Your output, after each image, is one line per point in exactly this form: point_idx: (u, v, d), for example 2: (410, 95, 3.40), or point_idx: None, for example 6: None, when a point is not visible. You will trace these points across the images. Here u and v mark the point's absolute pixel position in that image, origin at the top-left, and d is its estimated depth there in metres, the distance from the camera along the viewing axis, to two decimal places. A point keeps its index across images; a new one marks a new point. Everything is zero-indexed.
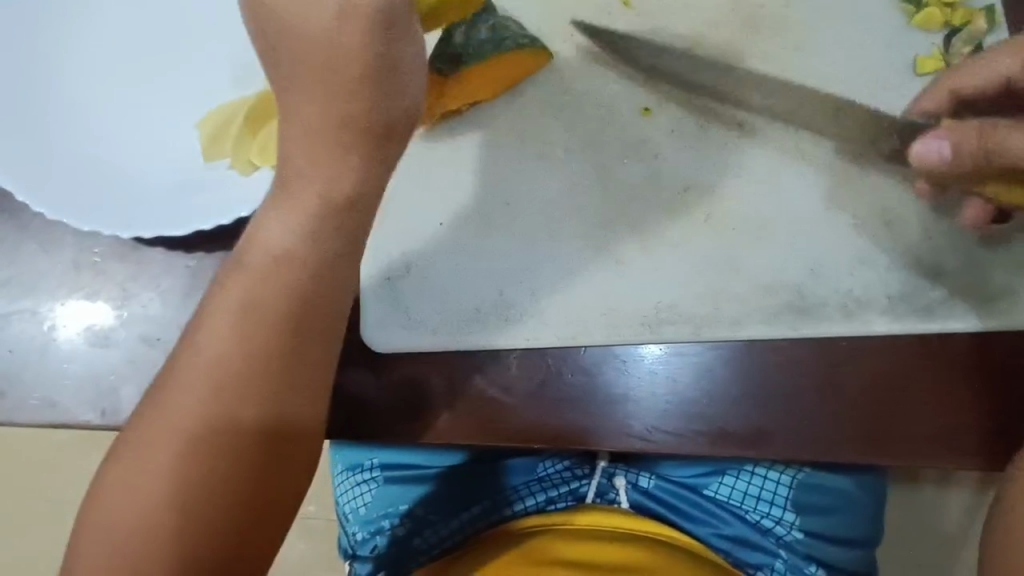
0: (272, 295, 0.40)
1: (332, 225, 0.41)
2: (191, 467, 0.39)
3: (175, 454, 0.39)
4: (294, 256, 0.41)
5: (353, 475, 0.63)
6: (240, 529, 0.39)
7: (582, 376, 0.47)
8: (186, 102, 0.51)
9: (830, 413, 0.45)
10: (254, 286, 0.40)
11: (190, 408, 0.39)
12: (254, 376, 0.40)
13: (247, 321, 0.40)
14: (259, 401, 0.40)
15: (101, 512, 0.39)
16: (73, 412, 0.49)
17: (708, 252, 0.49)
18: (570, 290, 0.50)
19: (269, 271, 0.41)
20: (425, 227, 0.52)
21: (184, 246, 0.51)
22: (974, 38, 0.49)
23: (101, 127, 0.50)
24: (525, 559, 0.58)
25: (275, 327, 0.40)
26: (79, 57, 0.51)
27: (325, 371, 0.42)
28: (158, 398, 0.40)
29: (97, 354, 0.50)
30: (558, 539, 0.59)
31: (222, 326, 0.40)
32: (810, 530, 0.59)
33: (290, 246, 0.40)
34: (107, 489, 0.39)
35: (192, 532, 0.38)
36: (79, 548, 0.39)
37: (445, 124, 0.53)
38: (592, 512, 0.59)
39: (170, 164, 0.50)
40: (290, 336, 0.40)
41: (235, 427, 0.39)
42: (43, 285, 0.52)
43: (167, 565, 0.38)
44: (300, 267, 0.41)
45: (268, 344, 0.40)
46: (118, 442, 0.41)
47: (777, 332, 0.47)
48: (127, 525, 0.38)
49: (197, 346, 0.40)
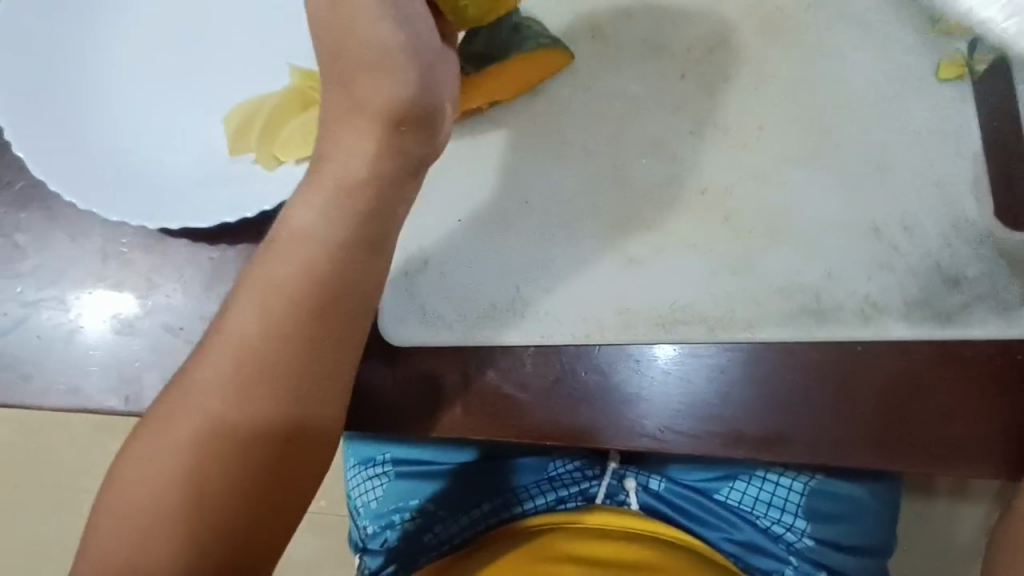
0: (295, 285, 0.41)
1: (356, 219, 0.42)
2: (208, 454, 0.40)
3: (194, 441, 0.40)
4: (314, 247, 0.42)
5: (365, 469, 0.64)
6: (258, 516, 0.41)
7: (596, 375, 0.48)
8: (213, 97, 0.52)
9: (843, 417, 0.45)
10: (277, 277, 0.41)
11: (212, 395, 0.40)
12: (273, 366, 0.40)
13: (270, 310, 0.41)
14: (279, 390, 0.41)
15: (124, 493, 0.40)
16: (97, 398, 0.50)
17: (725, 254, 0.49)
18: (584, 288, 0.50)
19: (288, 261, 0.42)
20: (442, 225, 0.52)
21: (206, 238, 0.52)
22: (999, 44, 0.48)
23: (130, 121, 0.52)
24: (534, 554, 0.59)
25: (296, 318, 0.41)
26: (114, 51, 0.53)
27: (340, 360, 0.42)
28: (181, 384, 0.41)
29: (120, 342, 0.51)
30: (570, 535, 0.59)
31: (249, 316, 0.41)
32: (821, 538, 0.59)
33: (313, 233, 0.42)
34: (129, 470, 0.40)
35: (209, 515, 0.39)
36: (100, 527, 0.40)
37: (468, 122, 0.54)
38: (602, 512, 0.60)
39: (196, 158, 0.51)
40: (316, 329, 0.41)
41: (254, 415, 0.40)
42: (71, 274, 0.53)
43: (182, 545, 0.39)
44: (318, 258, 0.41)
45: (290, 334, 0.41)
46: (139, 427, 0.42)
47: (792, 335, 0.47)
48: (149, 506, 0.39)
49: (222, 335, 0.41)
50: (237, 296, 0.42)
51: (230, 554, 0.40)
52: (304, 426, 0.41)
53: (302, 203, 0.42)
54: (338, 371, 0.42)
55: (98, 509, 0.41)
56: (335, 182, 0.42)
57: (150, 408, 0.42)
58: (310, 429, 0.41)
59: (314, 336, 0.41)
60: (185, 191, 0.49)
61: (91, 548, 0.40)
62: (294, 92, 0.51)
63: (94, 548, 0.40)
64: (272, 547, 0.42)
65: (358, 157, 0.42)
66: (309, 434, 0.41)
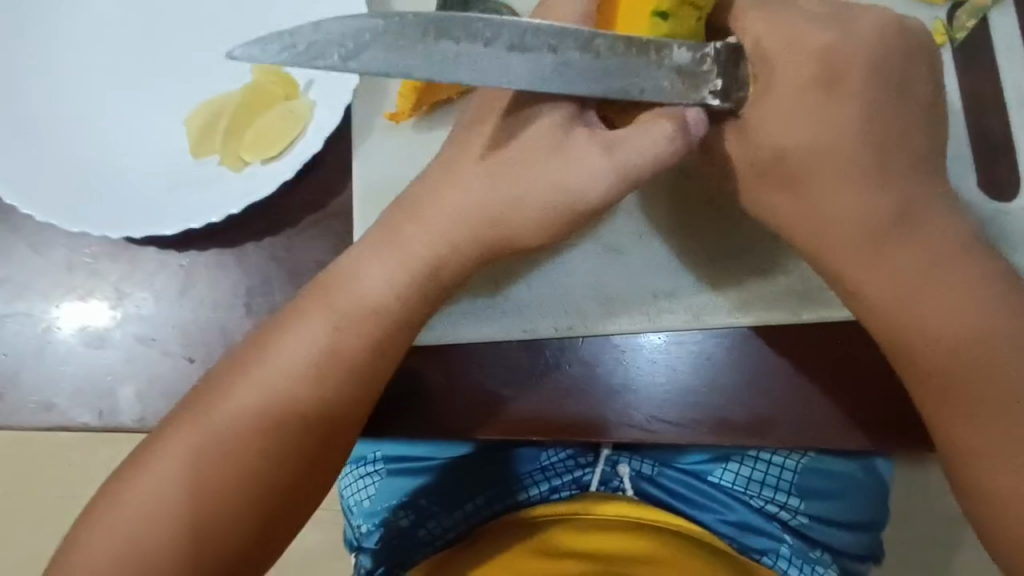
0: (343, 330, 0.42)
1: (419, 286, 0.42)
2: (209, 472, 0.40)
3: (184, 461, 0.40)
4: (372, 299, 0.42)
5: (356, 467, 0.64)
6: (258, 540, 0.41)
7: (582, 367, 0.48)
8: (171, 97, 0.50)
9: (824, 401, 0.46)
10: (315, 323, 0.42)
11: (227, 420, 0.41)
12: (298, 395, 0.41)
13: (322, 369, 0.42)
14: (288, 419, 0.41)
15: (117, 511, 0.40)
16: (72, 413, 0.49)
17: (708, 238, 0.48)
18: (565, 280, 0.49)
19: (347, 308, 0.42)
20: (482, 302, 0.49)
21: (174, 245, 0.50)
22: (977, 11, 0.48)
23: (86, 126, 0.49)
24: (539, 550, 0.58)
25: (323, 355, 0.42)
26: (63, 53, 0.50)
27: (336, 379, 0.42)
28: (191, 408, 0.42)
29: (92, 355, 0.50)
30: (573, 529, 0.58)
31: (288, 366, 0.42)
32: (814, 514, 0.60)
33: (375, 289, 0.42)
34: (130, 489, 0.41)
35: (214, 529, 0.40)
36: (88, 542, 0.40)
37: (440, 110, 0.48)
38: (612, 504, 0.58)
39: (159, 163, 0.49)
40: (349, 377, 0.42)
41: (258, 429, 0.41)
42: (36, 286, 0.51)
43: (184, 554, 0.40)
44: (370, 309, 0.42)
45: (331, 372, 0.42)
46: (145, 446, 0.42)
47: (777, 317, 0.47)
48: (144, 524, 0.40)
49: (246, 365, 0.42)
50: (275, 342, 0.42)
51: (233, 561, 0.41)
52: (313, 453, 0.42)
53: (371, 256, 0.42)
54: (347, 402, 0.42)
55: (86, 527, 0.41)
56: (396, 235, 0.43)
57: (158, 428, 0.43)
58: (315, 454, 0.42)
59: (334, 371, 0.42)
60: (150, 199, 0.48)
61: (77, 565, 0.40)
62: (257, 87, 0.49)
63: (81, 567, 0.40)
64: (276, 553, 0.43)
65: (424, 212, 0.42)
66: (317, 459, 0.42)
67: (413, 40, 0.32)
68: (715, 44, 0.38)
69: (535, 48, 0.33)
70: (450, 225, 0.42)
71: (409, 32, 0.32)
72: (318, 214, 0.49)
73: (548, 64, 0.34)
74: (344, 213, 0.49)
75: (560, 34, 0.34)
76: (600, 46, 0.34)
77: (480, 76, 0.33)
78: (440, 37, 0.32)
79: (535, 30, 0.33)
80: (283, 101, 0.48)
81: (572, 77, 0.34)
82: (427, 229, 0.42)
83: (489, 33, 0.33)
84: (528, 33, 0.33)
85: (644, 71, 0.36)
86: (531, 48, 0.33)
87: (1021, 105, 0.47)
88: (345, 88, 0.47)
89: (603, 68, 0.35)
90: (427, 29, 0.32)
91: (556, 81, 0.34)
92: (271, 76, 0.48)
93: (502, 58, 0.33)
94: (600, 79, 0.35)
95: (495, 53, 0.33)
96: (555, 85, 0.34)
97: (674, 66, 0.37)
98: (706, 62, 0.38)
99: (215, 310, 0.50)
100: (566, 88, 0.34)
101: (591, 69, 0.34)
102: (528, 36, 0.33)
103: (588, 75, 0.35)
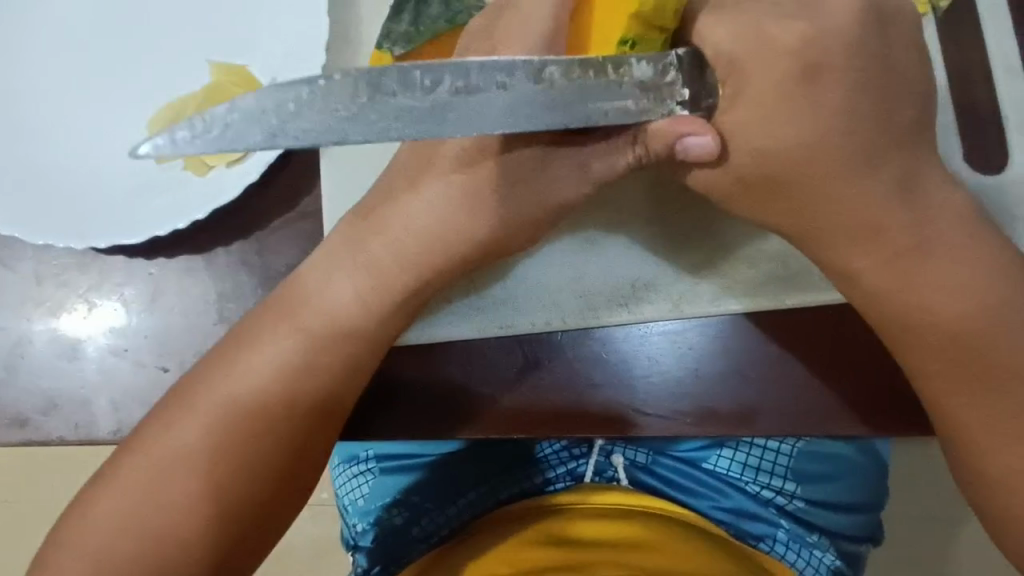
0: (315, 335, 0.41)
1: (385, 288, 0.42)
2: (184, 482, 0.40)
3: (157, 472, 0.40)
4: (340, 305, 0.42)
5: (351, 466, 0.65)
6: (238, 548, 0.41)
7: (562, 362, 0.47)
8: (130, 102, 0.48)
9: (814, 386, 0.45)
10: (284, 333, 0.42)
11: (200, 431, 0.40)
12: (268, 402, 0.41)
13: (291, 374, 0.41)
14: (259, 428, 0.41)
15: (91, 525, 0.40)
16: (45, 430, 0.48)
17: (686, 225, 0.46)
18: (542, 275, 0.47)
19: (319, 314, 0.42)
20: (457, 300, 0.48)
21: (142, 252, 0.50)
22: None
23: (44, 136, 0.48)
24: (543, 538, 0.55)
25: (292, 362, 0.41)
26: (16, 61, 0.49)
27: (308, 383, 0.41)
28: (162, 419, 0.41)
29: (66, 368, 0.50)
30: (576, 517, 0.56)
31: (261, 375, 0.41)
32: (811, 499, 0.60)
33: (342, 291, 0.42)
34: (102, 503, 0.40)
35: (192, 540, 0.40)
36: (63, 557, 0.40)
37: None
38: (614, 493, 0.57)
39: (121, 170, 0.48)
40: (322, 384, 0.41)
41: (230, 438, 0.40)
42: (8, 301, 0.51)
43: (161, 567, 0.39)
44: (339, 316, 0.42)
45: (302, 377, 0.41)
46: (117, 458, 0.42)
47: (760, 304, 0.46)
48: (116, 539, 0.39)
49: (215, 376, 0.41)
50: (244, 354, 0.42)
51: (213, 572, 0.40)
52: (289, 462, 0.41)
53: (339, 262, 0.42)
54: (321, 408, 0.41)
55: (62, 542, 0.41)
56: (364, 239, 0.42)
57: (131, 439, 0.42)
58: (291, 459, 0.41)
59: (309, 377, 0.41)
60: (112, 207, 0.47)
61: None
62: (217, 91, 0.47)
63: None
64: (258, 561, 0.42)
65: (393, 213, 0.42)
66: (294, 468, 0.42)
67: (349, 99, 0.29)
68: (676, 51, 0.37)
69: (482, 87, 0.31)
70: (416, 228, 0.42)
71: (342, 93, 0.29)
72: (287, 215, 0.49)
73: (500, 101, 0.32)
74: (315, 212, 0.48)
75: (508, 68, 0.31)
76: (552, 74, 0.32)
77: (429, 128, 0.30)
78: (377, 92, 0.29)
79: (480, 68, 0.31)
80: None
81: (529, 115, 0.32)
82: (398, 233, 0.42)
83: (430, 79, 0.30)
84: (472, 73, 0.31)
85: (604, 94, 0.34)
86: (478, 87, 0.31)
87: (1005, 73, 0.45)
88: None
89: (558, 97, 0.33)
90: (361, 86, 0.29)
91: (512, 116, 0.32)
92: (234, 76, 0.48)
93: (448, 104, 0.31)
94: (557, 109, 0.33)
95: (439, 101, 0.30)
96: (510, 125, 0.32)
97: (635, 81, 0.35)
98: (671, 71, 0.37)
99: (187, 317, 0.50)
100: (521, 125, 0.32)
101: (546, 101, 0.32)
102: (473, 76, 0.31)
103: (540, 110, 0.32)
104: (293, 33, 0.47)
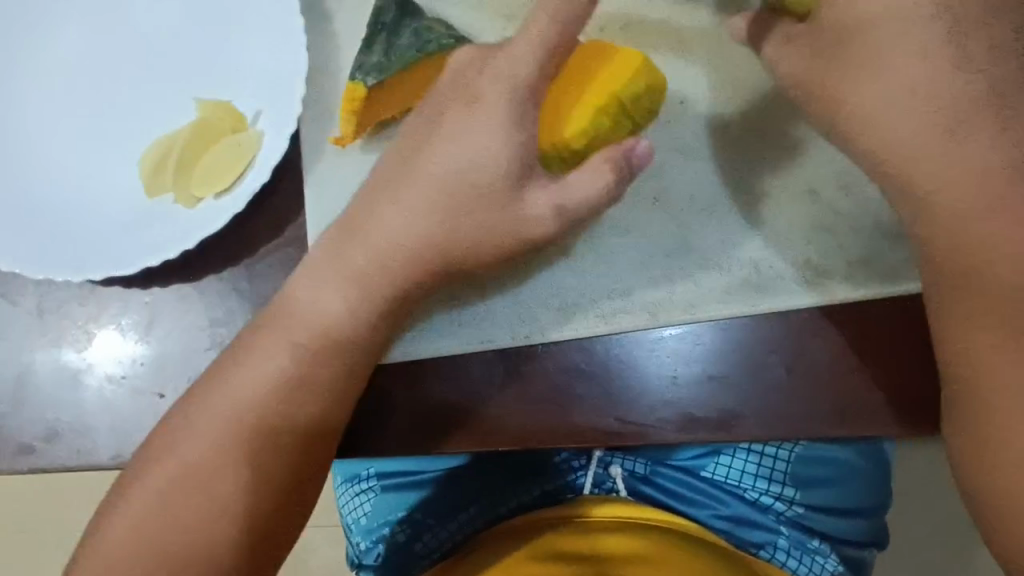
0: (295, 355, 0.43)
1: (359, 307, 0.43)
2: (177, 501, 0.42)
3: (149, 492, 0.42)
4: (317, 324, 0.43)
5: (352, 485, 0.64)
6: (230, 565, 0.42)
7: (544, 374, 0.48)
8: (122, 141, 0.51)
9: (795, 390, 0.46)
10: (267, 355, 0.43)
11: (189, 452, 0.42)
12: (252, 422, 0.42)
13: (273, 393, 0.43)
14: (246, 447, 0.42)
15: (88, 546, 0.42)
16: (52, 456, 0.51)
17: (660, 234, 0.48)
18: (520, 289, 0.49)
19: (299, 336, 0.43)
20: (438, 318, 0.49)
21: (137, 283, 0.52)
22: None
23: (42, 177, 0.51)
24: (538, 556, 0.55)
25: (272, 382, 0.43)
26: (15, 106, 0.52)
27: (290, 403, 0.43)
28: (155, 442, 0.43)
29: (69, 397, 0.52)
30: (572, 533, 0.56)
31: (249, 396, 0.42)
32: (811, 504, 0.59)
33: (319, 311, 0.43)
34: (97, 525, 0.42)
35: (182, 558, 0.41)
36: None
37: (384, 132, 0.49)
38: (615, 504, 0.57)
39: (116, 206, 0.50)
40: (306, 401, 0.43)
41: (217, 457, 0.42)
42: (10, 334, 0.53)
43: None
44: (316, 335, 0.43)
45: (284, 397, 0.43)
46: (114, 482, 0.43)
47: (734, 310, 0.46)
48: (114, 563, 0.41)
49: (203, 398, 0.43)
50: (230, 376, 0.43)
51: None
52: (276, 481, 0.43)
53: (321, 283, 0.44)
54: (311, 427, 0.43)
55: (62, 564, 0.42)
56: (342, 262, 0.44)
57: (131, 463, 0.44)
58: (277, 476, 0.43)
59: (297, 398, 0.43)
60: (108, 241, 0.49)
61: None
62: (204, 126, 0.50)
63: None
64: None
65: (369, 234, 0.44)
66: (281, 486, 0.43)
67: None
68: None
69: None
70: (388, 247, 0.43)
71: None
72: (275, 241, 0.50)
73: None
74: (300, 238, 0.50)
75: None
76: None
77: None
78: None
79: None
80: (231, 135, 0.49)
81: None
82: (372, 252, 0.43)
83: None
84: None
85: None
86: None
87: None
88: (291, 115, 0.48)
89: None
90: None
91: None
92: (220, 111, 0.50)
93: None
94: None
95: None
96: None
97: None
98: None
99: (182, 345, 0.51)
100: None
101: None
102: None
103: None
104: (272, 67, 0.49)
